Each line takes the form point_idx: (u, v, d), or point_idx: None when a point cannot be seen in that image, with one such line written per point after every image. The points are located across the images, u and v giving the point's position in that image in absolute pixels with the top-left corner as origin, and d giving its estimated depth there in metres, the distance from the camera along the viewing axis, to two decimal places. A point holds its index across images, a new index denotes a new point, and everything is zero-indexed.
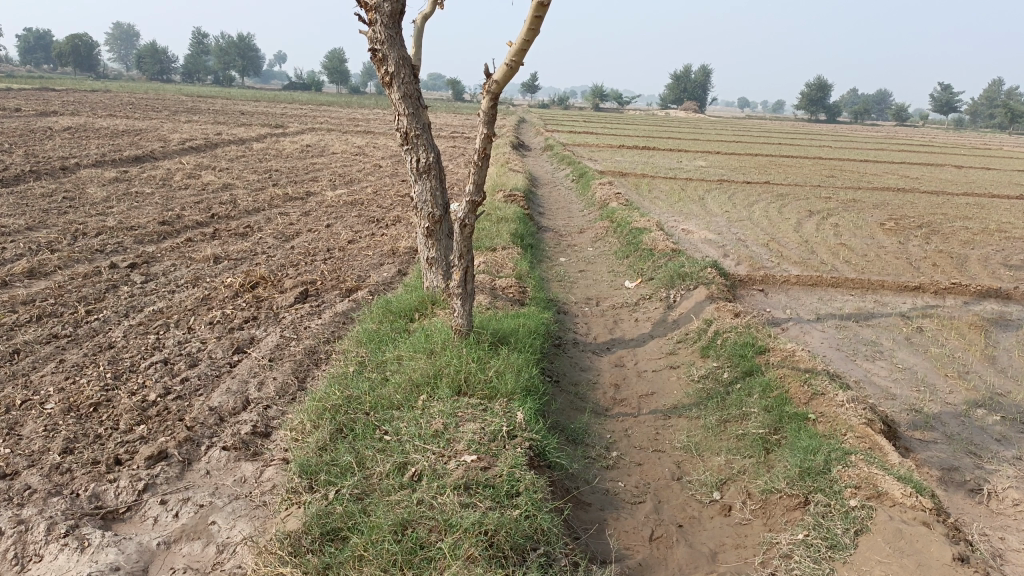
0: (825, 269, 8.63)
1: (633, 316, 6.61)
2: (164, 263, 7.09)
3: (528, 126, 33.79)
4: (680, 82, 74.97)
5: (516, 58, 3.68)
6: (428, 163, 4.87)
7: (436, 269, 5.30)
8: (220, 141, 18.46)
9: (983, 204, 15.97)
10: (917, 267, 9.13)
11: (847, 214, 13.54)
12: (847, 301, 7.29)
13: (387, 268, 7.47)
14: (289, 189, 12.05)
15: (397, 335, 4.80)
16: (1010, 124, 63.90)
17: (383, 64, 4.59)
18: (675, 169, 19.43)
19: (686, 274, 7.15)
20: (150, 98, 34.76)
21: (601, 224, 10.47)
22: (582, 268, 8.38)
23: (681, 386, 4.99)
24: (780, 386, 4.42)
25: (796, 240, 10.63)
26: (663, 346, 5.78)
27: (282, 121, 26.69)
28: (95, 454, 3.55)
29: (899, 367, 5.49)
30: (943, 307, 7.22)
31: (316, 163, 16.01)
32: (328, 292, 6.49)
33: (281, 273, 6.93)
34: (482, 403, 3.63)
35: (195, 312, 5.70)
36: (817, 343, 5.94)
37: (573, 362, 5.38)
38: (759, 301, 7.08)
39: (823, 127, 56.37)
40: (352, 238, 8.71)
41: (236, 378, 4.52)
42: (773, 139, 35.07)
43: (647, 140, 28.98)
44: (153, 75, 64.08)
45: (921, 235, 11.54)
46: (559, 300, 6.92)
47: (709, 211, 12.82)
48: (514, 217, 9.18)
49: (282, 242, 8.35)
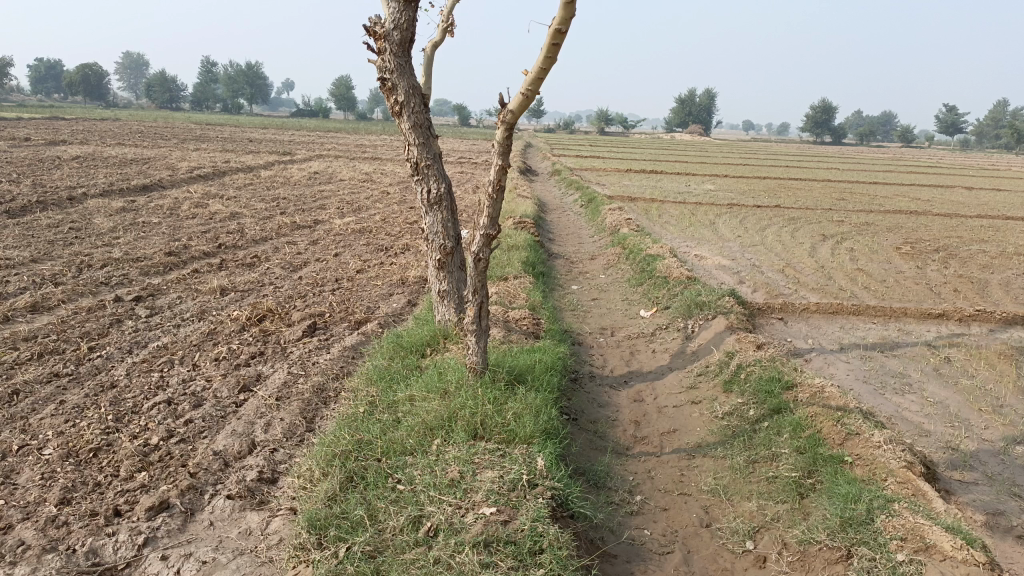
0: (844, 296, 8.43)
1: (650, 347, 6.42)
2: (170, 296, 6.95)
3: (535, 151, 33.79)
4: (686, 106, 75.19)
5: (532, 87, 3.54)
6: (440, 194, 4.73)
7: (448, 302, 5.12)
8: (228, 169, 18.44)
9: (998, 227, 15.76)
10: (938, 293, 8.93)
11: (862, 237, 13.35)
12: (870, 330, 7.09)
13: (397, 298, 7.30)
14: (297, 217, 11.95)
15: (408, 373, 4.62)
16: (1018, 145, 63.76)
17: (393, 94, 4.46)
18: (684, 193, 19.31)
19: (703, 303, 6.97)
20: (159, 126, 34.91)
21: (613, 250, 10.31)
22: (595, 297, 8.20)
23: (704, 423, 4.78)
24: (811, 425, 4.22)
25: (812, 265, 10.44)
26: (683, 379, 5.59)
27: (289, 148, 26.75)
28: (94, 505, 3.37)
29: (930, 401, 5.27)
30: (969, 336, 7.01)
31: (324, 190, 15.93)
32: (336, 324, 6.33)
33: (288, 305, 6.77)
34: (500, 448, 3.44)
35: (201, 347, 5.53)
36: (843, 375, 5.74)
37: (590, 397, 5.19)
38: (779, 331, 6.88)
39: (829, 149, 56.32)
40: (361, 267, 8.56)
41: (242, 419, 4.34)
42: (780, 162, 34.99)
43: (655, 163, 28.90)
44: (162, 103, 64.64)
45: (938, 259, 11.34)
46: (573, 331, 6.73)
47: (721, 236, 12.65)
48: (524, 245, 9.03)
49: (290, 272, 8.20)
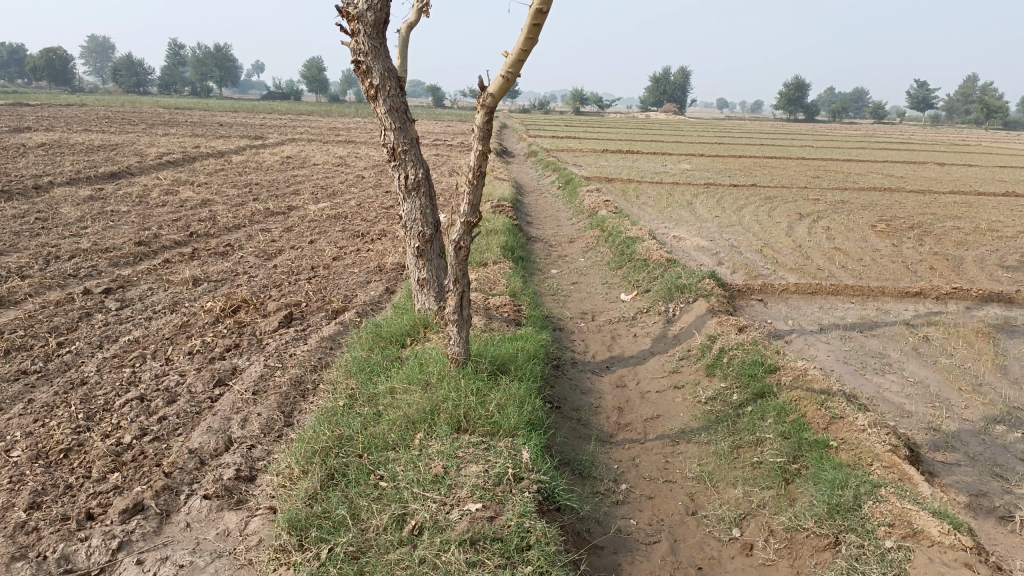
0: (822, 276, 8.46)
1: (632, 331, 6.38)
2: (141, 287, 6.79)
3: (509, 132, 33.60)
4: (660, 85, 75.14)
5: (513, 70, 3.44)
6: (417, 180, 4.62)
7: (427, 290, 5.02)
8: (199, 154, 18.11)
9: (970, 203, 15.92)
10: (914, 271, 8.99)
11: (838, 216, 13.41)
12: (849, 310, 7.11)
13: (374, 286, 7.20)
14: (271, 204, 11.75)
15: (388, 364, 4.53)
16: (987, 120, 64.51)
17: (368, 77, 4.34)
18: (661, 173, 19.28)
19: (684, 286, 6.94)
20: (127, 111, 34.31)
21: (592, 233, 10.25)
22: (575, 280, 8.15)
23: (688, 409, 4.75)
24: (795, 409, 4.20)
25: (790, 245, 10.47)
26: (665, 364, 5.55)
27: (261, 132, 26.35)
28: (65, 509, 3.26)
29: (910, 381, 5.29)
30: (946, 314, 7.05)
31: (298, 175, 15.71)
32: (313, 314, 6.21)
33: (263, 295, 6.64)
34: (484, 441, 3.37)
35: (173, 341, 5.40)
36: (824, 356, 5.75)
37: (573, 384, 5.14)
38: (759, 313, 6.88)
39: (802, 127, 56.63)
40: (337, 254, 8.43)
41: (217, 415, 4.24)
42: (755, 141, 35.10)
43: (630, 143, 28.88)
44: (130, 87, 63.40)
45: (913, 237, 11.42)
46: (554, 316, 6.67)
47: (699, 217, 12.64)
48: (503, 229, 8.94)
49: (264, 261, 8.05)
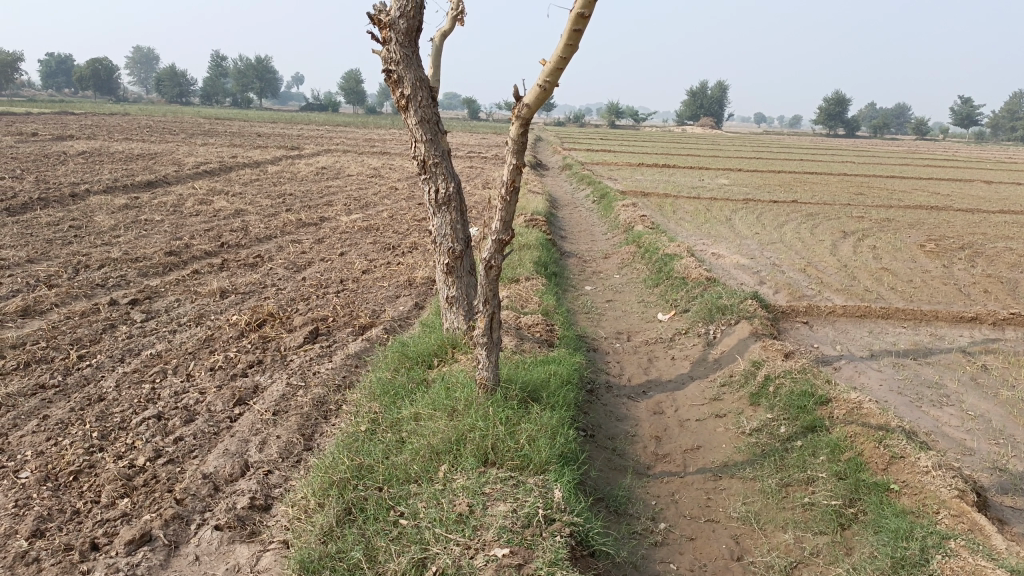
0: (869, 298, 8.08)
1: (669, 354, 6.09)
2: (168, 299, 6.68)
3: (544, 145, 33.37)
4: (697, 99, 74.56)
5: (551, 79, 3.21)
6: (448, 194, 4.43)
7: (456, 309, 4.81)
8: (236, 164, 18.19)
9: (1022, 223, 15.33)
10: (967, 293, 8.57)
11: (883, 234, 12.96)
12: (900, 335, 6.75)
13: (404, 301, 7.01)
14: (303, 214, 11.66)
15: (414, 387, 4.31)
16: None
17: (399, 86, 4.16)
18: (698, 188, 18.91)
19: (725, 306, 6.63)
20: (169, 120, 34.86)
21: (627, 249, 9.97)
22: (610, 298, 7.88)
23: (731, 440, 4.46)
24: (850, 447, 3.89)
25: (834, 264, 10.08)
26: (705, 390, 5.26)
27: (298, 143, 26.54)
28: (69, 538, 3.09)
29: (971, 415, 4.94)
30: (1005, 341, 6.65)
31: (331, 186, 15.67)
32: (340, 329, 6.04)
33: (290, 308, 6.49)
34: (513, 476, 3.13)
35: (196, 356, 5.25)
36: (876, 386, 5.41)
37: (607, 410, 4.87)
38: (804, 336, 6.55)
39: (842, 142, 55.64)
40: (367, 267, 8.27)
41: (235, 437, 4.06)
42: (794, 155, 34.47)
43: (667, 157, 28.52)
44: (172, 98, 64.55)
45: (964, 257, 10.95)
46: (588, 336, 6.41)
47: (738, 234, 12.29)
48: (536, 244, 8.71)
49: (293, 273, 7.91)
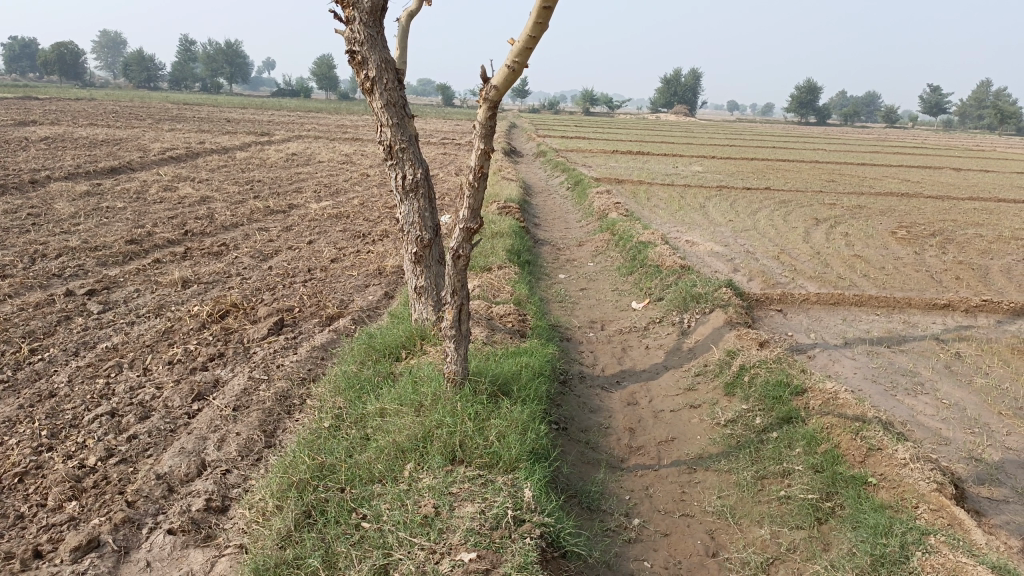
0: (842, 285, 8.07)
1: (644, 343, 6.00)
2: (127, 289, 6.46)
3: (518, 132, 33.19)
4: (671, 86, 74.66)
5: (519, 59, 3.06)
6: (416, 180, 4.27)
7: (425, 299, 4.66)
8: (203, 150, 17.80)
9: (991, 210, 15.47)
10: (939, 280, 8.58)
11: (856, 221, 13.00)
12: (873, 323, 6.72)
13: (373, 291, 6.85)
14: (271, 202, 11.41)
15: (380, 381, 4.16)
16: (1001, 126, 63.87)
17: (364, 68, 3.98)
18: (672, 175, 18.85)
19: (699, 295, 6.55)
20: (135, 105, 34.15)
21: (601, 236, 9.87)
22: (584, 286, 7.78)
23: (705, 432, 4.37)
24: (827, 439, 3.82)
25: (807, 251, 10.07)
26: (680, 380, 5.18)
27: (268, 129, 26.10)
28: (11, 545, 2.91)
29: (945, 403, 4.90)
30: (977, 328, 6.64)
31: (302, 173, 15.39)
32: (305, 320, 5.87)
33: (254, 299, 6.30)
34: (482, 475, 3.01)
35: (154, 349, 5.06)
36: (850, 374, 5.36)
37: (580, 402, 4.76)
38: (779, 324, 6.49)
39: (813, 130, 56.03)
40: (336, 256, 8.08)
41: (192, 435, 3.91)
42: (767, 142, 34.61)
43: (641, 144, 28.49)
44: (140, 82, 63.28)
45: (936, 244, 10.99)
46: (561, 326, 6.30)
47: (713, 221, 12.24)
48: (509, 231, 8.57)
49: (259, 262, 7.70)
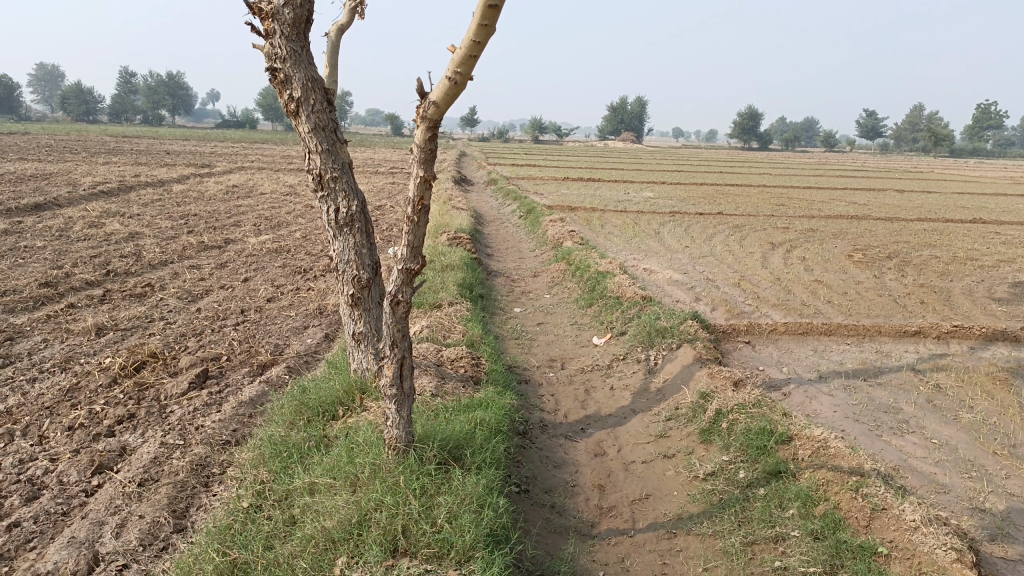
0: (808, 313, 7.76)
1: (608, 383, 5.54)
2: (32, 339, 5.78)
3: (469, 159, 32.83)
4: (617, 113, 75.52)
5: (462, 69, 2.58)
6: (351, 214, 3.77)
7: (365, 347, 4.13)
8: (136, 184, 16.95)
9: (941, 230, 15.54)
10: (904, 305, 8.36)
11: (812, 245, 12.85)
12: (845, 353, 6.39)
13: (311, 333, 6.28)
14: (206, 237, 10.72)
15: (312, 445, 3.60)
16: (935, 148, 66.01)
17: (287, 88, 3.47)
18: (624, 201, 18.63)
19: (664, 329, 6.12)
20: (68, 139, 33.01)
21: (557, 266, 9.44)
22: (541, 320, 7.32)
23: (682, 488, 3.91)
24: (824, 497, 3.38)
25: (768, 277, 9.79)
26: (650, 426, 4.72)
27: (209, 160, 25.23)
28: None
29: (935, 444, 4.53)
30: (952, 356, 6.36)
31: (241, 206, 14.69)
32: (234, 369, 5.28)
33: (176, 347, 5.68)
34: (429, 571, 2.48)
35: (53, 412, 4.43)
36: (831, 413, 4.97)
37: (543, 456, 4.26)
38: (749, 358, 6.11)
39: (756, 155, 57.04)
40: (272, 294, 7.48)
41: (87, 519, 3.32)
42: (714, 168, 34.90)
43: (592, 171, 28.36)
44: (77, 115, 61.38)
45: (893, 267, 10.85)
46: (517, 366, 5.80)
47: (669, 247, 11.95)
48: (460, 264, 8.08)
49: (186, 304, 7.06)
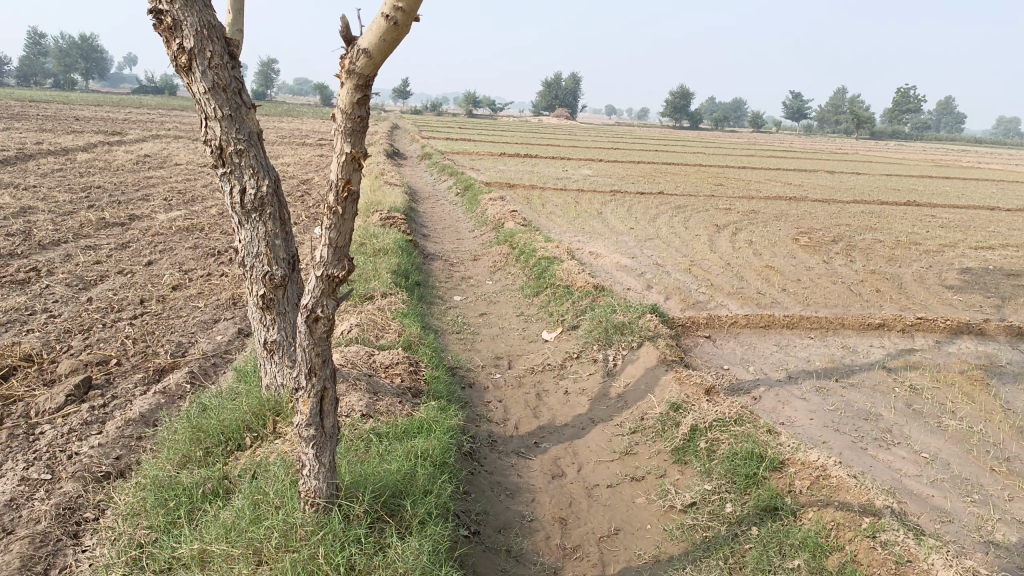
0: (765, 302, 7.34)
1: (562, 387, 4.95)
2: None
3: (401, 132, 31.69)
4: (552, 89, 74.92)
5: (404, 3, 1.88)
6: (262, 196, 3.04)
7: (279, 357, 3.41)
8: (36, 151, 15.47)
9: (879, 213, 15.53)
10: (860, 293, 8.03)
11: (757, 227, 12.54)
12: (812, 349, 5.95)
13: (222, 328, 5.47)
14: (108, 213, 9.63)
15: (210, 490, 2.88)
16: (858, 132, 67.70)
17: (175, 35, 2.70)
18: (562, 178, 18.06)
19: (622, 324, 5.55)
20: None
21: (498, 249, 8.79)
22: (483, 311, 6.66)
23: (657, 522, 3.34)
24: (835, 545, 2.85)
25: (719, 261, 9.38)
26: (613, 440, 4.14)
27: (121, 128, 23.55)
28: None
29: (925, 459, 4.09)
30: (921, 352, 6.00)
31: (152, 177, 13.49)
32: (125, 375, 4.47)
33: (57, 348, 4.82)
34: None
35: None
36: (808, 421, 4.49)
37: (493, 483, 3.62)
38: (712, 356, 5.61)
39: (686, 134, 57.30)
40: (179, 281, 6.61)
41: None
42: (650, 146, 34.71)
43: (528, 146, 27.70)
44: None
45: (841, 252, 10.59)
46: (459, 367, 5.14)
47: (614, 229, 11.43)
48: (394, 247, 7.35)
49: (76, 293, 6.13)
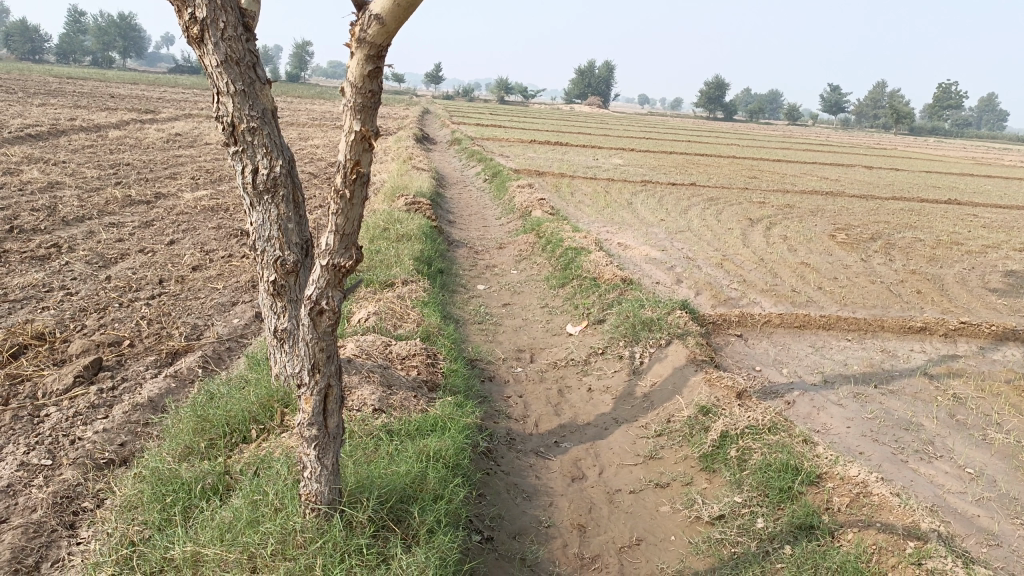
0: (800, 301, 7.06)
1: (585, 384, 4.75)
2: None
3: (431, 117, 31.51)
4: (585, 77, 74.25)
5: None
6: (275, 177, 2.88)
7: (290, 345, 3.27)
8: (69, 127, 15.53)
9: (918, 211, 15.06)
10: (899, 294, 7.72)
11: (792, 222, 12.19)
12: (849, 352, 5.68)
13: (239, 311, 5.35)
14: (134, 190, 9.57)
15: (210, 486, 2.74)
16: (897, 127, 66.24)
17: (187, 4, 2.52)
18: (592, 167, 17.77)
19: (650, 320, 5.33)
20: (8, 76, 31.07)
21: (525, 237, 8.59)
22: (507, 301, 6.47)
23: (682, 533, 3.15)
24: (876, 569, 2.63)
25: (752, 256, 9.10)
26: (637, 443, 3.95)
27: (154, 106, 23.64)
28: None
29: (970, 475, 3.85)
30: (965, 359, 5.70)
31: (181, 156, 13.45)
32: (136, 357, 4.36)
33: (70, 327, 4.72)
34: None
35: None
36: (845, 429, 4.26)
37: (510, 484, 3.45)
38: (744, 356, 5.38)
39: (720, 125, 56.45)
40: (199, 262, 6.51)
41: None
42: (684, 136, 34.20)
43: (559, 134, 27.38)
44: (23, 54, 58.16)
45: (879, 250, 10.24)
46: (479, 359, 4.97)
47: (644, 220, 11.17)
48: (418, 233, 7.18)
49: (95, 271, 6.05)
